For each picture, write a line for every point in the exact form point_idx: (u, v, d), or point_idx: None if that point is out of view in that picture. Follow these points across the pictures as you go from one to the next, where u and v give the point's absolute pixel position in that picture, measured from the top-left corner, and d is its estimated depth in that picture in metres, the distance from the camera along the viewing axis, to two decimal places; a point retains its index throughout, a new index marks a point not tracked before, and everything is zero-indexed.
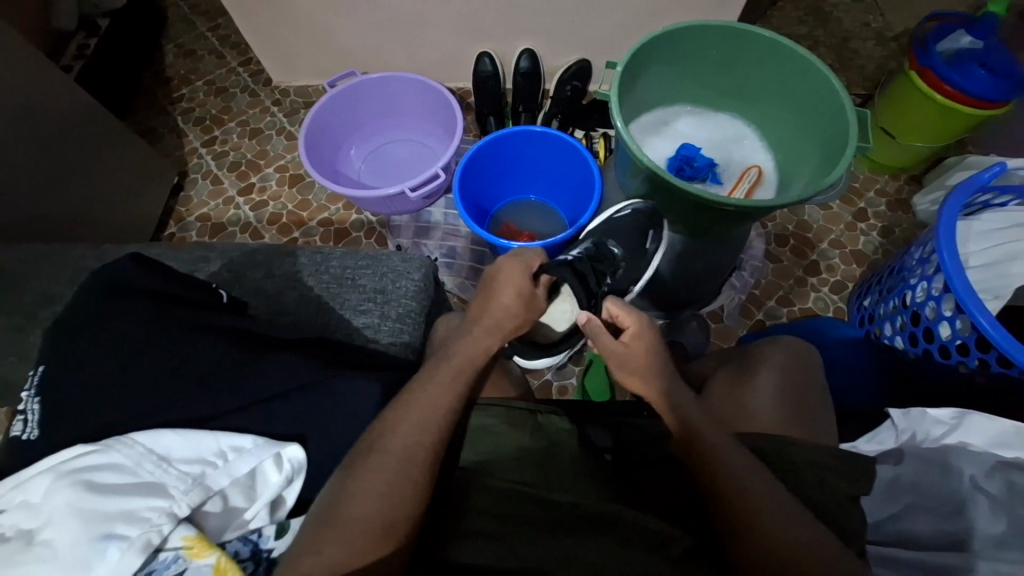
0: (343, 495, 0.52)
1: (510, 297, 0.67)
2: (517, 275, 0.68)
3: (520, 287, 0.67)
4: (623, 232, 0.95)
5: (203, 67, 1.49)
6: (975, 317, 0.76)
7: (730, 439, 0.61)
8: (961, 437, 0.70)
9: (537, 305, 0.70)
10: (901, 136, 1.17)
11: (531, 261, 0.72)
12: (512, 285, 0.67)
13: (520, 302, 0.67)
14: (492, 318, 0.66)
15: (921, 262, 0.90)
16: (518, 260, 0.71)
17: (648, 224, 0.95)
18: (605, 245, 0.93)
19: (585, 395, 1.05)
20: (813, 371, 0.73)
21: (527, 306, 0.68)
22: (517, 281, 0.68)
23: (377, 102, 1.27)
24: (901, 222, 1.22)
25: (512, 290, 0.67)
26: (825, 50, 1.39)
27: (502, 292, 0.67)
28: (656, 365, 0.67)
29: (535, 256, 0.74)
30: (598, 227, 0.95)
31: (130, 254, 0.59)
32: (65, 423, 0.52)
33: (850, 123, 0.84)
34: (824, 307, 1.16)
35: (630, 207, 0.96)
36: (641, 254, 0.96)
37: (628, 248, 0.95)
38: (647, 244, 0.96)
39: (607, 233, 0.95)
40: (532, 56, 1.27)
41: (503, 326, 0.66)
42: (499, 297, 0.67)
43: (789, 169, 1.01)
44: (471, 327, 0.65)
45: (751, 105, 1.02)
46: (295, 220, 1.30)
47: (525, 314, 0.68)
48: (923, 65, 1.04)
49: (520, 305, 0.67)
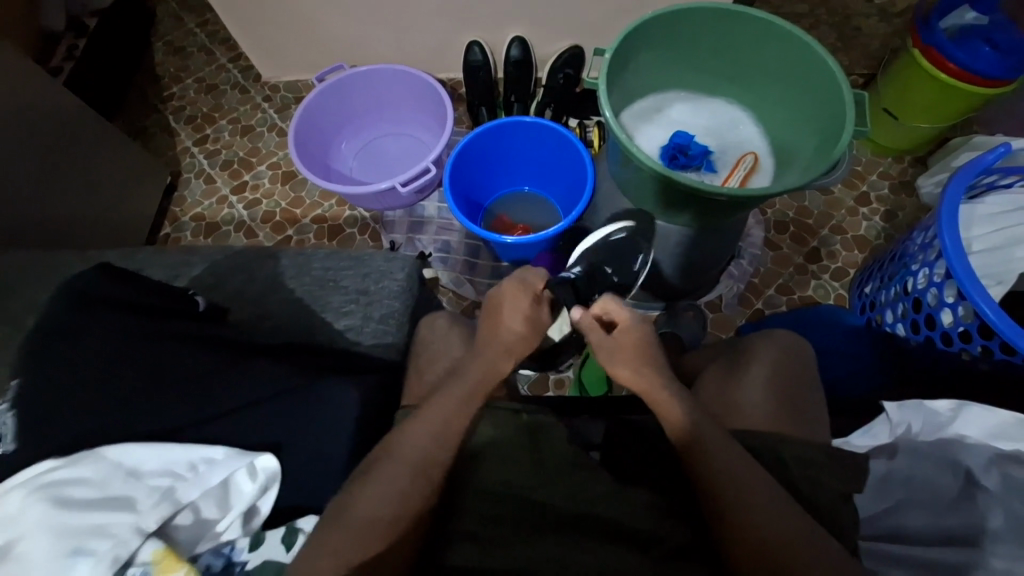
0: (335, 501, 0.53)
1: (518, 321, 0.64)
2: (522, 298, 0.65)
3: (528, 310, 0.64)
4: (619, 255, 0.96)
5: (193, 64, 1.47)
6: (978, 303, 0.74)
7: (724, 437, 0.60)
8: (955, 430, 0.67)
9: (544, 323, 0.66)
10: (904, 117, 1.13)
11: (535, 285, 0.67)
12: (518, 311, 0.64)
13: (529, 326, 0.64)
14: (502, 343, 0.64)
15: (923, 247, 0.87)
16: (519, 282, 0.66)
17: (640, 248, 0.98)
18: (600, 267, 0.95)
19: (581, 388, 1.04)
20: (807, 363, 0.72)
21: (535, 328, 0.65)
22: (523, 304, 0.65)
23: (367, 95, 1.25)
24: (904, 206, 1.19)
25: (519, 315, 0.64)
26: (826, 29, 1.35)
27: (507, 316, 0.64)
28: (650, 360, 0.65)
29: (539, 278, 0.67)
30: (599, 248, 0.96)
31: (98, 264, 0.58)
32: (48, 433, 0.52)
33: (847, 106, 0.82)
34: (825, 295, 1.14)
35: (625, 231, 0.96)
36: (628, 274, 0.99)
37: (619, 270, 0.98)
38: (635, 266, 0.98)
39: (604, 257, 0.96)
40: (523, 44, 1.24)
41: (514, 350, 0.64)
42: (507, 322, 0.64)
43: (786, 155, 0.97)
44: (480, 351, 0.64)
45: (746, 89, 0.99)
46: (288, 218, 1.29)
47: (535, 337, 0.65)
48: (927, 42, 1.00)
49: (528, 328, 0.64)
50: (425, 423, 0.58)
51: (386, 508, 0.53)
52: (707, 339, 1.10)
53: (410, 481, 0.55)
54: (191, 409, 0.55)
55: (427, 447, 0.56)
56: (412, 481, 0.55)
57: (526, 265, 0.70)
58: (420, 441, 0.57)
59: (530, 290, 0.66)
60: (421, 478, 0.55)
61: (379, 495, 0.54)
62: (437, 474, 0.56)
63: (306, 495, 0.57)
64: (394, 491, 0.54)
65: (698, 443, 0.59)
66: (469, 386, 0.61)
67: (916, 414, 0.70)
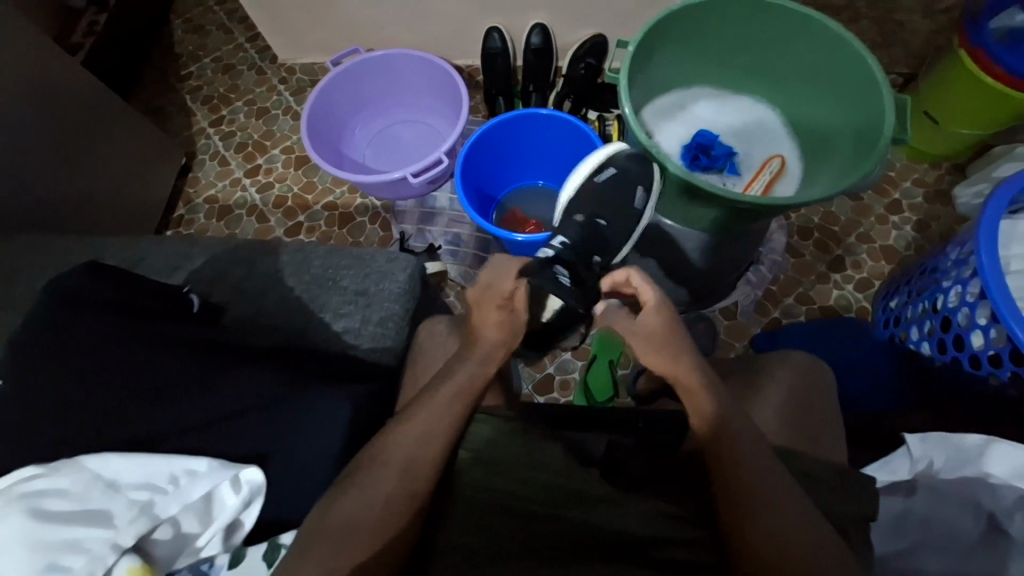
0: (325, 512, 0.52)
1: (491, 326, 0.61)
2: (487, 305, 0.61)
3: (499, 316, 0.61)
4: (612, 201, 0.84)
5: (211, 42, 1.45)
6: (1013, 328, 0.68)
7: (751, 441, 0.58)
8: (981, 467, 0.63)
9: (523, 321, 0.62)
10: (944, 122, 1.06)
11: (504, 287, 0.61)
12: (489, 319, 0.61)
13: (503, 331, 0.61)
14: (484, 348, 0.61)
15: (957, 263, 0.81)
16: (488, 281, 0.63)
17: (637, 181, 0.85)
18: (591, 221, 0.82)
19: (587, 392, 1.01)
20: (824, 390, 0.68)
21: (513, 330, 0.62)
22: (493, 310, 0.61)
23: (381, 80, 1.22)
24: (938, 216, 1.12)
25: (491, 322, 0.61)
26: (868, 23, 1.26)
27: (481, 323, 0.61)
28: (677, 340, 0.62)
29: (506, 279, 0.62)
30: (585, 195, 0.85)
31: (85, 264, 0.59)
32: (49, 425, 0.52)
33: (887, 112, 0.76)
34: (847, 306, 1.08)
35: (616, 164, 0.86)
36: (629, 215, 0.84)
37: (617, 215, 0.84)
38: (636, 202, 0.84)
39: (596, 205, 0.84)
40: (544, 31, 1.19)
41: (495, 355, 0.61)
42: (483, 330, 0.61)
43: (817, 161, 0.91)
44: (463, 356, 0.61)
45: (776, 87, 0.93)
46: (300, 204, 1.27)
47: (514, 340, 0.62)
48: (974, 43, 0.93)
49: (504, 333, 0.61)
50: (416, 431, 0.56)
51: (371, 517, 0.52)
52: (720, 347, 1.06)
53: (401, 493, 0.53)
54: (187, 405, 0.55)
55: (420, 457, 0.55)
56: (401, 490, 0.53)
57: (495, 265, 0.64)
58: (411, 450, 0.55)
59: (497, 294, 0.61)
60: (411, 487, 0.54)
61: (365, 505, 0.52)
62: (427, 484, 0.55)
63: (295, 499, 0.56)
64: (381, 500, 0.53)
65: (723, 441, 0.57)
66: (463, 394, 0.59)
67: (941, 448, 0.65)
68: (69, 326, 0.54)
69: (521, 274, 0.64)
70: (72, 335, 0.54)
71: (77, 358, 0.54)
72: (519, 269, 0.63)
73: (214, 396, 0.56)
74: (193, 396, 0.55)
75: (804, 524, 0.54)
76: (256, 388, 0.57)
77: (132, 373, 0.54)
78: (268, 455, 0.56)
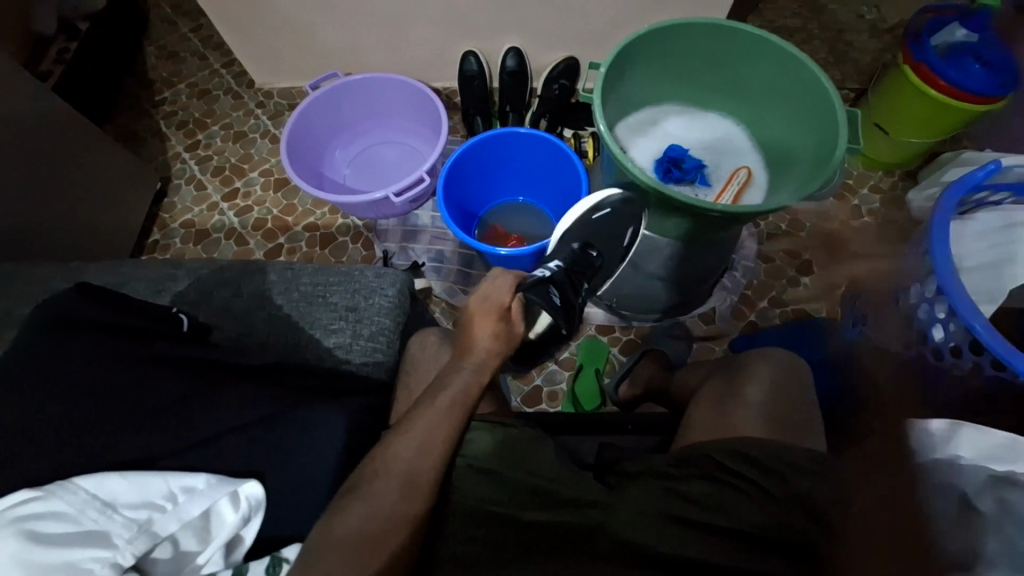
0: (328, 525, 0.52)
1: (488, 338, 0.65)
2: (485, 316, 0.66)
3: (496, 327, 0.65)
4: (602, 236, 0.92)
5: (185, 68, 1.45)
6: (970, 322, 0.74)
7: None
8: (949, 450, 0.64)
9: (517, 333, 0.67)
10: (893, 132, 1.14)
11: (502, 300, 0.67)
12: (487, 328, 0.65)
13: (499, 342, 0.65)
14: (479, 356, 0.64)
15: (915, 263, 0.87)
16: (492, 291, 0.68)
17: (630, 221, 0.92)
18: (585, 250, 0.87)
19: (575, 401, 1.03)
20: (803, 384, 0.71)
21: (510, 339, 0.66)
22: (491, 320, 0.66)
23: (362, 103, 1.24)
24: (895, 220, 1.20)
25: (489, 333, 0.65)
26: (818, 44, 1.36)
27: (477, 331, 0.65)
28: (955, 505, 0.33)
29: (505, 293, 0.68)
30: (580, 227, 0.91)
31: (76, 284, 0.58)
32: (30, 453, 0.50)
33: (841, 124, 0.82)
34: (817, 306, 1.14)
35: (613, 205, 0.91)
36: (617, 250, 0.93)
37: (605, 246, 0.92)
38: (624, 240, 0.93)
39: (589, 236, 0.91)
40: (519, 55, 1.24)
41: (489, 364, 0.64)
42: (477, 339, 0.65)
43: (779, 171, 0.97)
44: (457, 364, 0.64)
45: (740, 103, 1.00)
46: (280, 226, 1.27)
47: (509, 348, 0.66)
48: (918, 58, 1.01)
49: (499, 343, 0.65)
50: (417, 440, 0.57)
51: (373, 530, 0.51)
52: (700, 352, 1.10)
53: (399, 500, 0.54)
54: (175, 427, 0.54)
55: (418, 465, 0.56)
56: (401, 502, 0.54)
57: (492, 280, 0.70)
58: (410, 462, 0.56)
59: (497, 306, 0.67)
60: (412, 499, 0.54)
61: (368, 515, 0.52)
62: (426, 494, 0.55)
63: (293, 518, 0.55)
64: (383, 512, 0.53)
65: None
66: (456, 404, 0.61)
67: None
68: (52, 350, 0.54)
69: (517, 288, 0.70)
70: (61, 358, 0.53)
71: (62, 381, 0.53)
72: (516, 284, 0.69)
73: (208, 415, 0.55)
74: (179, 419, 0.55)
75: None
76: (247, 406, 0.56)
77: (122, 394, 0.54)
78: (263, 473, 0.55)
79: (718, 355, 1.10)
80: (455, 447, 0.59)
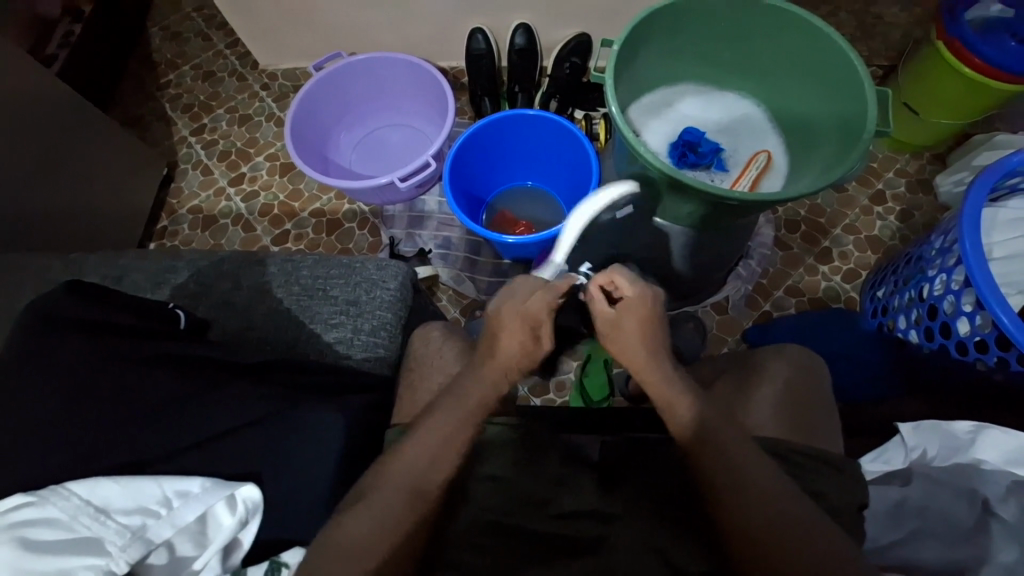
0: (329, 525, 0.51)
1: (515, 353, 0.58)
2: (515, 329, 0.58)
3: (523, 341, 0.58)
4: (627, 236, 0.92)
5: (189, 50, 1.42)
6: (999, 314, 0.69)
7: (740, 442, 0.56)
8: (973, 454, 0.69)
9: (545, 346, 0.60)
10: (923, 113, 1.07)
11: (534, 315, 0.58)
12: (515, 342, 0.58)
13: (525, 357, 0.59)
14: (498, 368, 0.59)
15: (941, 252, 0.82)
16: (519, 291, 0.60)
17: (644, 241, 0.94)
18: None
19: (583, 394, 0.93)
20: (817, 383, 0.69)
21: (535, 352, 0.60)
22: (518, 332, 0.58)
23: (365, 84, 1.20)
24: (921, 205, 1.14)
25: (514, 347, 0.58)
26: (846, 17, 1.28)
27: (504, 342, 0.58)
28: None
29: (540, 309, 0.58)
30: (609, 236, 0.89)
31: (67, 282, 0.58)
32: (38, 450, 0.50)
33: (869, 106, 0.77)
34: (835, 296, 1.10)
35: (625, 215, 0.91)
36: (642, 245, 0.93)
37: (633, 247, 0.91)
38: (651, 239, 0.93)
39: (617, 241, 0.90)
40: (528, 32, 1.19)
41: (507, 374, 0.59)
42: (504, 347, 0.58)
43: (803, 155, 0.92)
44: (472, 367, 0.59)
45: (761, 82, 0.94)
46: (286, 211, 1.25)
47: (533, 361, 0.60)
48: (952, 35, 0.93)
49: (523, 355, 0.59)
50: (414, 437, 0.56)
51: (370, 527, 0.51)
52: (711, 344, 1.07)
53: (399, 501, 0.53)
54: (179, 425, 0.54)
55: (417, 468, 0.55)
56: (398, 499, 0.53)
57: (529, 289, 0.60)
58: (406, 459, 0.55)
59: (526, 319, 0.58)
60: (409, 496, 0.53)
61: (367, 514, 0.52)
62: (427, 491, 0.54)
63: (297, 511, 0.56)
64: (381, 510, 0.52)
65: (706, 448, 0.56)
66: (472, 414, 0.58)
67: (932, 437, 0.72)
68: (54, 347, 0.53)
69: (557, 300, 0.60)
70: (66, 354, 0.53)
71: (72, 376, 0.53)
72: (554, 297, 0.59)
73: (210, 413, 0.55)
74: (181, 417, 0.55)
75: (805, 506, 0.53)
76: (250, 404, 0.57)
77: (126, 390, 0.54)
78: (265, 472, 0.55)
79: (730, 347, 1.07)
80: (470, 447, 0.58)
